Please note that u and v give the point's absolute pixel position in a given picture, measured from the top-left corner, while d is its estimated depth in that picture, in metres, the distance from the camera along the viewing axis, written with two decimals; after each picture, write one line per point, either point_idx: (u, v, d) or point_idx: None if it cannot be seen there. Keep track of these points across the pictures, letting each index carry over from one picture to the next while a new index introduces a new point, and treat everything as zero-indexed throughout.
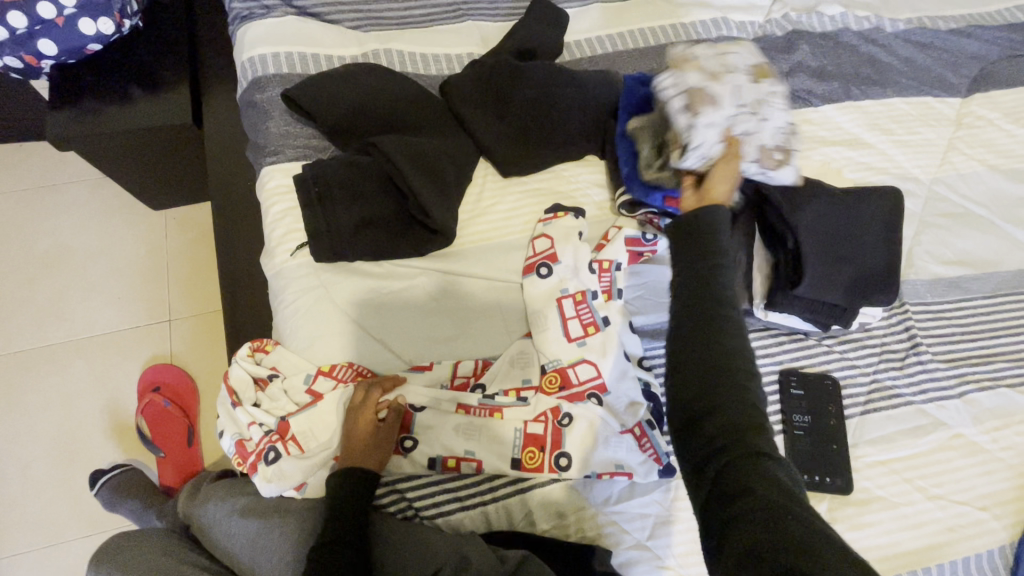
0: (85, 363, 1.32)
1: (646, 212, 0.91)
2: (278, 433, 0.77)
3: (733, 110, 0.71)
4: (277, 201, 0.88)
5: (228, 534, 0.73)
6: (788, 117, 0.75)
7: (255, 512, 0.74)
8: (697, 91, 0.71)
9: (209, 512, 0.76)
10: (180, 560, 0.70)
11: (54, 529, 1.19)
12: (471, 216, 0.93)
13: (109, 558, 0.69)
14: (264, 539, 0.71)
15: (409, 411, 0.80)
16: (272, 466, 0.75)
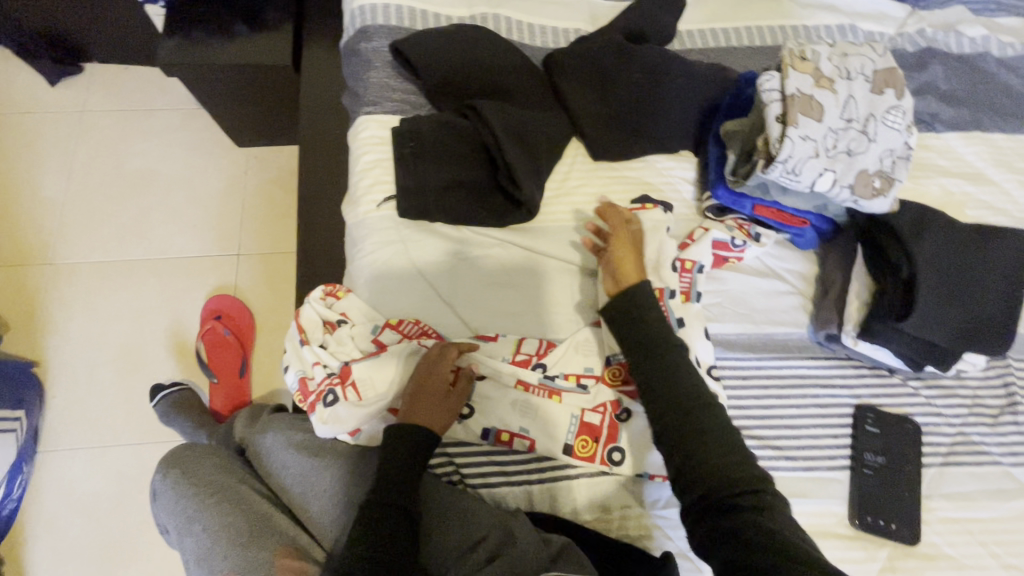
0: (157, 282, 1.38)
1: (735, 217, 0.87)
2: (338, 377, 0.76)
3: (835, 123, 0.69)
4: (368, 151, 0.89)
5: (283, 467, 0.75)
6: (904, 139, 0.71)
7: (309, 450, 0.75)
8: (801, 99, 0.68)
9: (266, 441, 0.78)
10: (237, 479, 0.73)
11: (109, 432, 1.26)
12: (555, 195, 0.91)
13: (176, 463, 0.74)
14: (316, 480, 0.73)
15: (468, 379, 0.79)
16: (329, 409, 0.73)
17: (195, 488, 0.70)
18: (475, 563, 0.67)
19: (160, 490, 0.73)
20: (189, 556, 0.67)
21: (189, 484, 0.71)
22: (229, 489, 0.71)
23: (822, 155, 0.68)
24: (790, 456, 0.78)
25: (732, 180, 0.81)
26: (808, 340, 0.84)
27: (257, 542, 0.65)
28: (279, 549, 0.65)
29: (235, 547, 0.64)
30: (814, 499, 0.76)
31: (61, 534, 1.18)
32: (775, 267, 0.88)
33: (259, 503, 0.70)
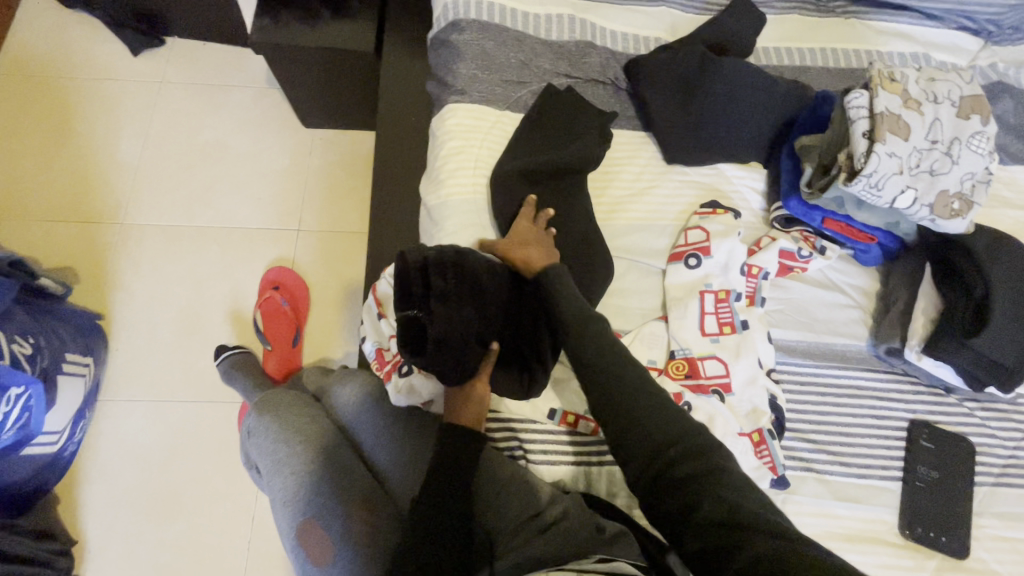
0: (220, 249, 1.44)
1: (801, 228, 0.90)
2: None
3: (920, 144, 0.72)
4: (454, 137, 0.93)
5: (360, 425, 0.80)
6: (985, 164, 0.74)
7: (383, 414, 0.79)
8: (890, 118, 0.72)
9: (344, 396, 0.83)
10: (321, 429, 0.78)
11: (166, 387, 1.31)
12: (629, 194, 0.94)
13: (267, 407, 0.80)
14: (390, 439, 0.77)
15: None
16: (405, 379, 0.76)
17: (285, 436, 0.76)
18: (532, 530, 0.70)
19: (255, 430, 0.80)
20: (275, 492, 0.74)
21: (279, 429, 0.77)
22: (314, 436, 0.76)
23: (906, 173, 0.72)
24: (845, 462, 0.80)
25: (808, 192, 0.84)
26: (866, 353, 0.86)
27: (338, 492, 0.71)
28: (357, 501, 0.70)
29: (317, 493, 0.70)
30: (867, 505, 0.78)
31: (115, 481, 1.23)
32: (838, 281, 0.90)
33: (340, 455, 0.75)
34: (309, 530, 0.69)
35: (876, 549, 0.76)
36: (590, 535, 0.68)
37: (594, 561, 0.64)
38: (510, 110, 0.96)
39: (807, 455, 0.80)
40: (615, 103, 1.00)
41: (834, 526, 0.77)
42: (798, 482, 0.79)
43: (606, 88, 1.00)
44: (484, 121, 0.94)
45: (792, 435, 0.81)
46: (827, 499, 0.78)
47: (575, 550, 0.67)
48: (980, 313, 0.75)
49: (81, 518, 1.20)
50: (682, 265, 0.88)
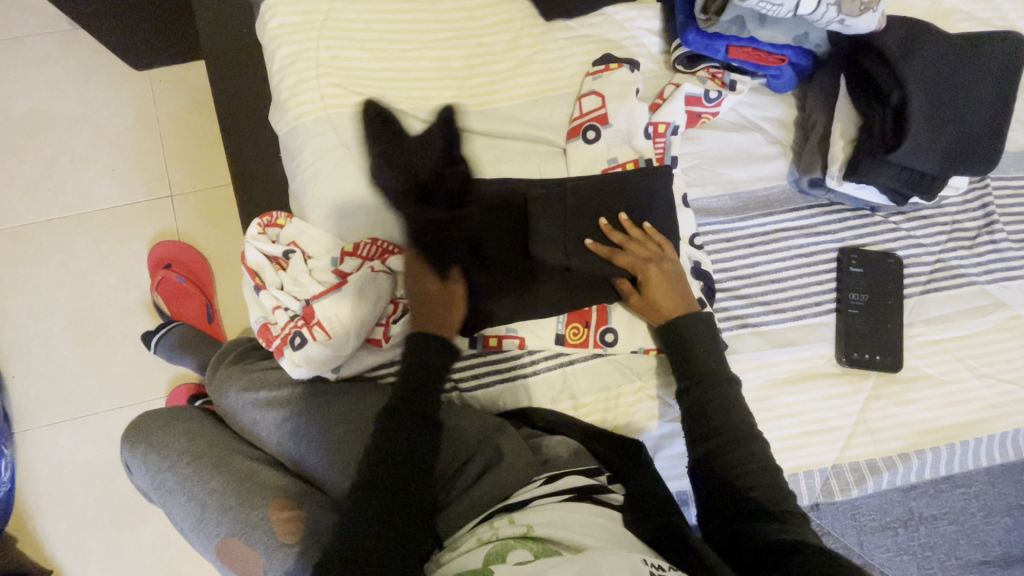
0: (88, 240, 1.25)
1: (707, 66, 0.79)
2: (304, 318, 0.70)
3: None
4: (283, 43, 0.75)
5: (256, 421, 0.72)
6: None
7: (280, 403, 0.71)
8: None
9: (231, 399, 0.74)
10: (212, 442, 0.69)
11: (87, 400, 1.20)
12: (512, 68, 0.80)
13: (142, 438, 0.69)
14: (293, 424, 0.70)
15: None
16: (298, 352, 0.68)
17: (172, 459, 0.66)
18: (467, 479, 0.65)
19: (135, 465, 0.68)
20: (178, 521, 0.64)
21: (161, 457, 0.67)
22: (207, 452, 0.67)
23: None
24: (778, 309, 0.78)
25: (702, 19, 0.72)
26: (790, 190, 0.81)
27: (245, 494, 0.62)
28: (271, 501, 0.62)
29: (224, 506, 0.61)
30: (804, 345, 0.77)
31: (67, 505, 1.17)
32: (752, 117, 0.82)
33: (242, 458, 0.67)
34: (228, 545, 0.59)
35: (816, 384, 0.76)
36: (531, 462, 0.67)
37: (541, 485, 0.64)
38: None
39: (741, 312, 0.77)
40: None
41: (774, 373, 0.76)
42: (734, 341, 0.76)
43: None
44: (315, 13, 0.76)
45: (724, 295, 0.78)
46: (765, 350, 0.76)
47: (521, 479, 0.65)
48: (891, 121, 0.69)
49: (46, 548, 1.15)
50: (580, 141, 0.78)
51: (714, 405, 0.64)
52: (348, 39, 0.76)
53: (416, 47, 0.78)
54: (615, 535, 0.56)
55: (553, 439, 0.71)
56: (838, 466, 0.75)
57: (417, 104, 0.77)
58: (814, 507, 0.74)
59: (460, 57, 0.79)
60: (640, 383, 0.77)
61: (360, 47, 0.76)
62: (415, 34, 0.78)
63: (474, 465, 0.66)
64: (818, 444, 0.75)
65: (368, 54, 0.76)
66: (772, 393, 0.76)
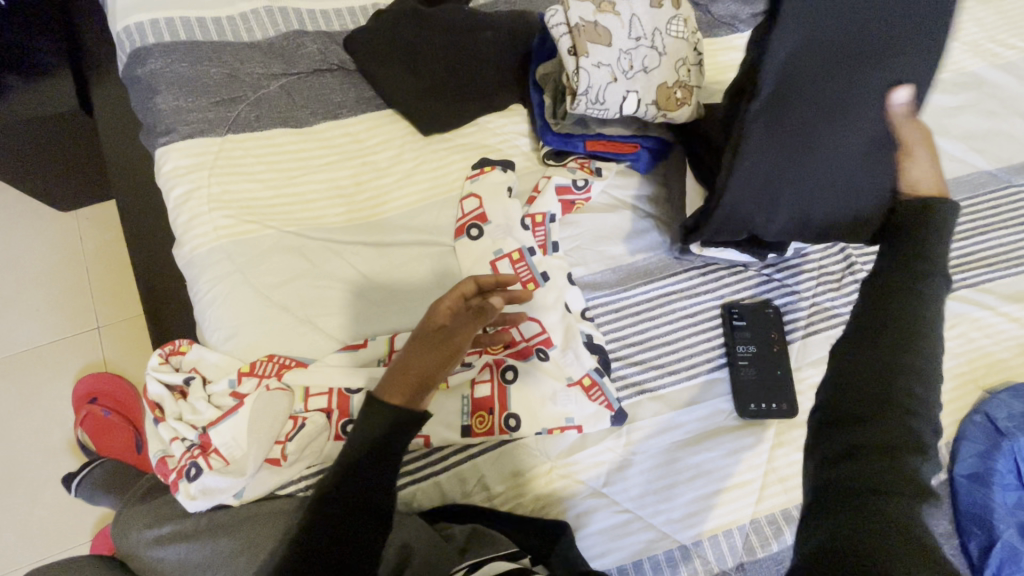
0: (11, 383, 1.23)
1: (574, 157, 0.88)
2: (201, 446, 0.70)
3: (624, 47, 0.71)
4: (177, 183, 0.81)
5: (159, 558, 0.67)
6: (690, 47, 0.76)
7: (185, 536, 0.68)
8: (587, 28, 0.71)
9: (132, 538, 0.70)
10: None
11: (3, 556, 1.12)
12: (398, 179, 0.87)
13: None
14: (203, 553, 0.67)
15: (345, 395, 0.74)
16: (194, 483, 0.68)
17: None
18: None
19: None
20: None
21: None
22: None
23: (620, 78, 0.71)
24: (673, 370, 0.81)
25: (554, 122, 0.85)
26: (666, 259, 0.88)
27: None
28: None
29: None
30: (702, 404, 0.80)
31: None
32: (624, 197, 0.90)
33: None
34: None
35: (719, 440, 0.78)
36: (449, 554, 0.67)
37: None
38: (232, 131, 0.84)
39: (638, 379, 0.81)
40: (349, 87, 0.91)
41: (678, 435, 0.79)
42: (635, 408, 0.79)
43: (335, 74, 0.92)
44: (206, 155, 0.82)
45: (620, 364, 0.81)
46: (666, 413, 0.79)
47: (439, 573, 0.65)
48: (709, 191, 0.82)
49: None
50: (466, 239, 0.84)
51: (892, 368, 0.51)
52: (240, 173, 0.83)
53: (305, 173, 0.85)
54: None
55: (464, 528, 0.71)
56: (755, 520, 0.76)
57: (309, 223, 0.83)
58: (739, 568, 0.74)
59: (347, 176, 0.86)
60: (551, 463, 0.76)
61: (252, 179, 0.83)
62: (302, 161, 0.85)
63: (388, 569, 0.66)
64: (731, 501, 0.76)
65: (258, 184, 0.83)
66: (679, 455, 0.77)
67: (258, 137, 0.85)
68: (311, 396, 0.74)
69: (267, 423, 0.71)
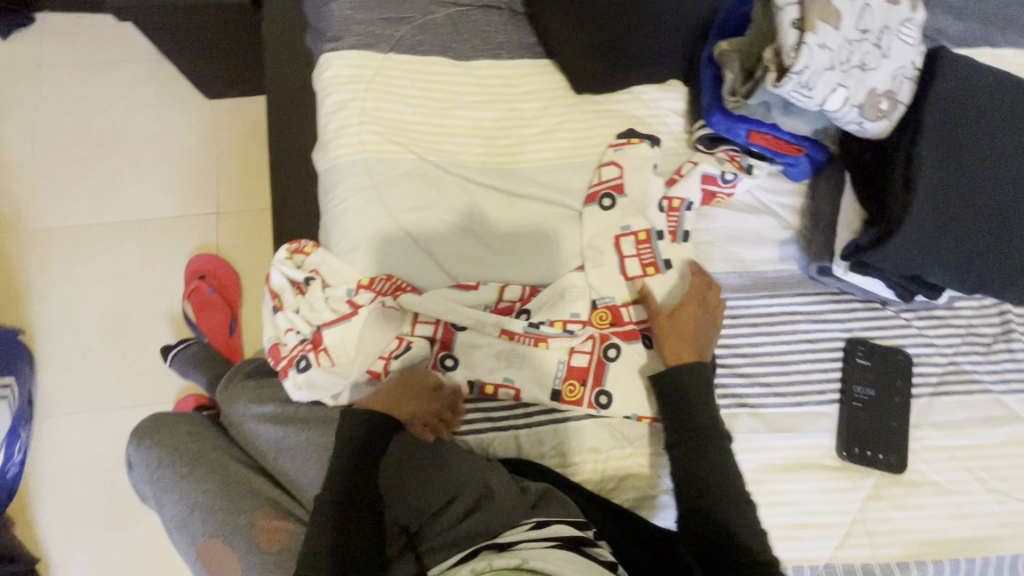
0: (136, 244, 1.34)
1: (727, 149, 0.83)
2: (312, 343, 0.74)
3: (852, 36, 0.63)
4: (334, 91, 0.83)
5: (256, 432, 0.74)
6: (913, 54, 0.68)
7: (280, 419, 0.74)
8: (820, 3, 0.62)
9: (237, 408, 0.77)
10: (213, 447, 0.73)
11: (105, 394, 1.26)
12: (540, 132, 0.86)
13: (151, 435, 0.74)
14: (293, 441, 0.72)
15: (450, 330, 0.77)
16: (303, 374, 0.72)
17: (174, 458, 0.71)
18: (452, 517, 0.67)
19: (139, 461, 0.73)
20: (170, 520, 0.68)
21: (166, 456, 0.71)
22: (203, 460, 0.71)
23: (839, 67, 0.63)
24: (780, 393, 0.77)
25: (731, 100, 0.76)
26: (799, 275, 0.83)
27: (233, 503, 0.67)
28: (262, 513, 0.67)
29: (217, 508, 0.66)
30: (803, 433, 0.76)
31: (69, 494, 1.20)
32: (768, 202, 0.85)
33: (239, 468, 0.71)
34: (209, 547, 0.64)
35: (812, 475, 0.75)
36: (520, 507, 0.68)
37: (528, 531, 0.65)
38: (393, 51, 0.85)
39: (740, 391, 0.77)
40: (513, 29, 0.89)
41: (770, 458, 0.75)
42: (731, 420, 0.76)
43: (502, 13, 0.90)
44: (366, 68, 0.84)
45: (725, 371, 0.78)
46: (763, 432, 0.75)
47: (507, 520, 0.67)
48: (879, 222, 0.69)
49: (38, 535, 1.18)
50: (597, 207, 0.82)
51: (722, 452, 0.67)
52: (394, 93, 0.83)
53: (454, 106, 0.84)
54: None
55: (539, 485, 0.71)
56: (831, 565, 0.71)
57: (447, 156, 0.83)
58: None
59: (492, 118, 0.85)
60: (632, 448, 0.76)
61: (403, 101, 0.83)
62: (453, 94, 0.85)
63: (459, 505, 0.68)
64: (811, 539, 0.72)
65: (408, 107, 0.83)
66: (765, 478, 0.74)
67: (417, 62, 0.85)
68: (419, 323, 0.76)
69: (375, 338, 0.74)
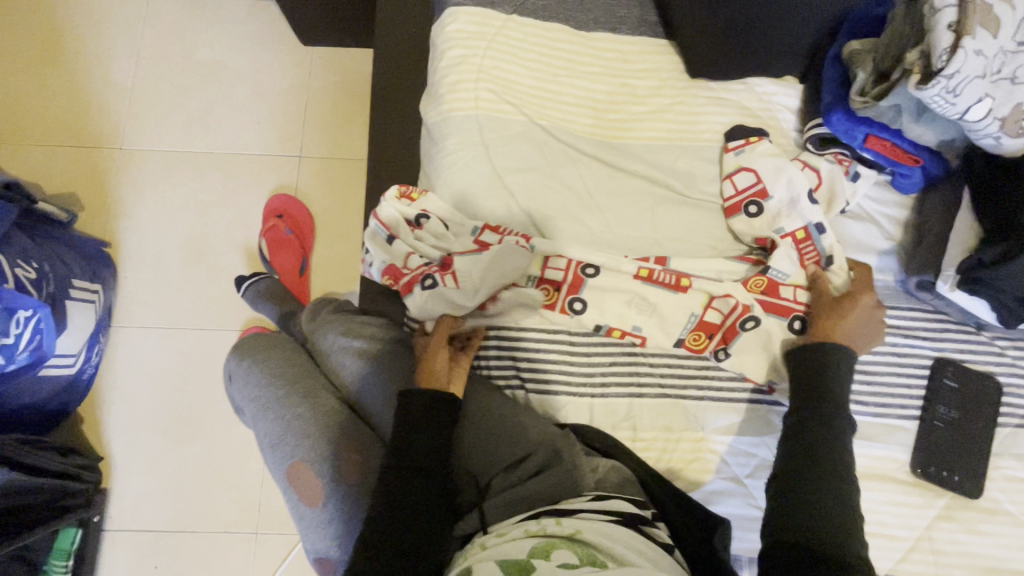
0: (222, 176, 1.39)
1: (836, 153, 0.82)
2: (438, 265, 0.76)
3: (1008, 46, 0.62)
4: (455, 45, 0.84)
5: (343, 364, 0.78)
6: None
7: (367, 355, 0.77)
8: (981, 9, 0.61)
9: (326, 339, 0.81)
10: (304, 372, 0.77)
11: (179, 314, 1.32)
12: (650, 111, 0.86)
13: (251, 355, 0.80)
14: (378, 379, 0.76)
15: (579, 274, 0.78)
16: (428, 292, 0.75)
17: (270, 378, 0.76)
18: (518, 475, 0.69)
19: (239, 375, 0.79)
20: (263, 434, 0.73)
21: (263, 376, 0.77)
22: (294, 383, 0.75)
23: (990, 77, 0.62)
24: (860, 401, 0.77)
25: (858, 100, 0.74)
26: (894, 288, 0.82)
27: (321, 428, 0.71)
28: (346, 443, 0.70)
29: (304, 434, 0.70)
30: (879, 444, 0.76)
31: (135, 402, 1.27)
32: (872, 211, 0.84)
33: (325, 395, 0.75)
34: (297, 469, 0.68)
35: (883, 485, 0.74)
36: (583, 479, 0.69)
37: (588, 501, 0.66)
38: (516, 13, 0.86)
39: None
40: (635, 5, 0.89)
41: None
42: None
43: None
44: (489, 27, 0.85)
45: None
46: None
47: (570, 488, 0.68)
48: (1008, 236, 0.68)
49: (104, 435, 1.25)
50: (742, 216, 0.82)
51: (817, 465, 0.60)
52: (513, 54, 0.85)
53: (568, 75, 0.85)
54: (656, 562, 0.58)
55: (606, 463, 0.72)
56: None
57: (557, 123, 0.84)
58: None
59: (604, 92, 0.86)
60: (703, 433, 0.77)
61: (521, 64, 0.84)
62: (570, 63, 0.86)
63: (528, 464, 0.70)
64: (874, 548, 0.72)
65: (525, 70, 0.84)
66: None
67: (538, 27, 0.86)
68: (548, 267, 0.79)
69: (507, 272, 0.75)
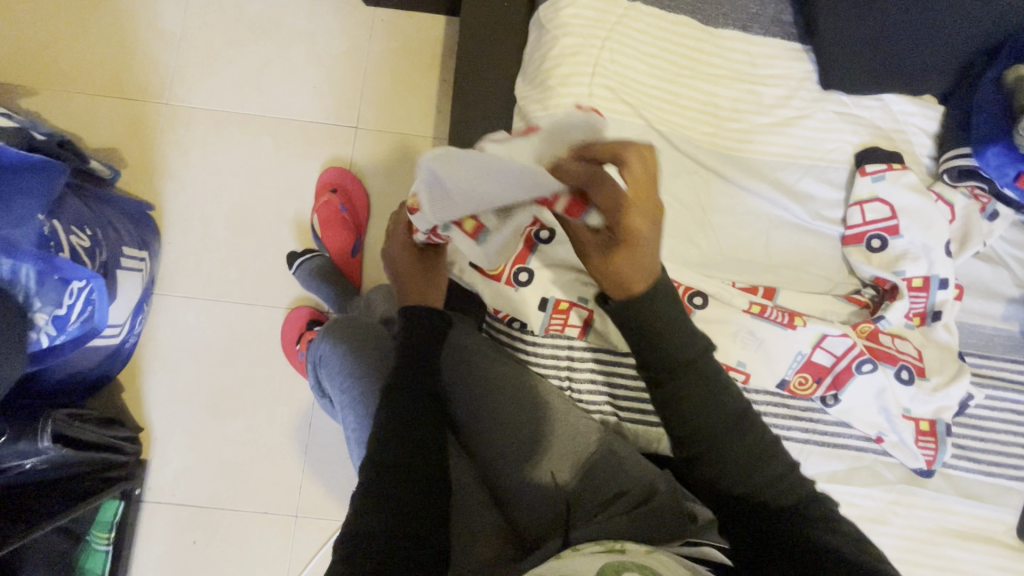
0: (273, 143, 1.31)
1: (974, 186, 0.75)
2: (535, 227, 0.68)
3: None
4: (571, 30, 0.75)
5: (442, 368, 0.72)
6: None
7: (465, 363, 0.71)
8: None
9: None
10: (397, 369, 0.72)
11: (224, 287, 1.26)
12: (777, 124, 0.78)
13: (344, 339, 0.74)
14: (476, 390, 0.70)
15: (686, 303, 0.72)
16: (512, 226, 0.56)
17: (360, 369, 0.71)
18: (616, 509, 0.63)
19: (327, 358, 0.74)
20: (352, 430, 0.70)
21: (355, 365, 0.71)
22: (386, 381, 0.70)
23: None
24: (972, 458, 0.73)
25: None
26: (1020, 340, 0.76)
27: None
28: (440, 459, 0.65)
29: None
30: (989, 504, 0.72)
31: (178, 374, 1.23)
32: (1003, 253, 0.78)
33: None
34: None
35: (989, 549, 0.71)
36: (683, 521, 0.63)
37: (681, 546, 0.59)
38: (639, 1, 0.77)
39: None
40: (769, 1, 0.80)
41: (948, 522, 0.72)
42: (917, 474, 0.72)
43: None
44: (608, 15, 0.76)
45: None
46: (947, 494, 0.72)
47: (663, 535, 0.61)
48: None
49: (144, 406, 1.21)
50: (862, 247, 0.76)
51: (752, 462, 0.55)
52: (633, 48, 0.76)
53: (691, 76, 0.77)
54: None
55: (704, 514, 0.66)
56: None
57: (676, 130, 0.77)
58: None
59: (728, 98, 0.78)
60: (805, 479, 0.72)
61: (642, 60, 0.77)
62: (694, 62, 0.77)
63: (631, 498, 0.64)
64: None
65: (645, 67, 0.76)
66: (938, 540, 0.71)
67: (663, 19, 0.77)
68: None
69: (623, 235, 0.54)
